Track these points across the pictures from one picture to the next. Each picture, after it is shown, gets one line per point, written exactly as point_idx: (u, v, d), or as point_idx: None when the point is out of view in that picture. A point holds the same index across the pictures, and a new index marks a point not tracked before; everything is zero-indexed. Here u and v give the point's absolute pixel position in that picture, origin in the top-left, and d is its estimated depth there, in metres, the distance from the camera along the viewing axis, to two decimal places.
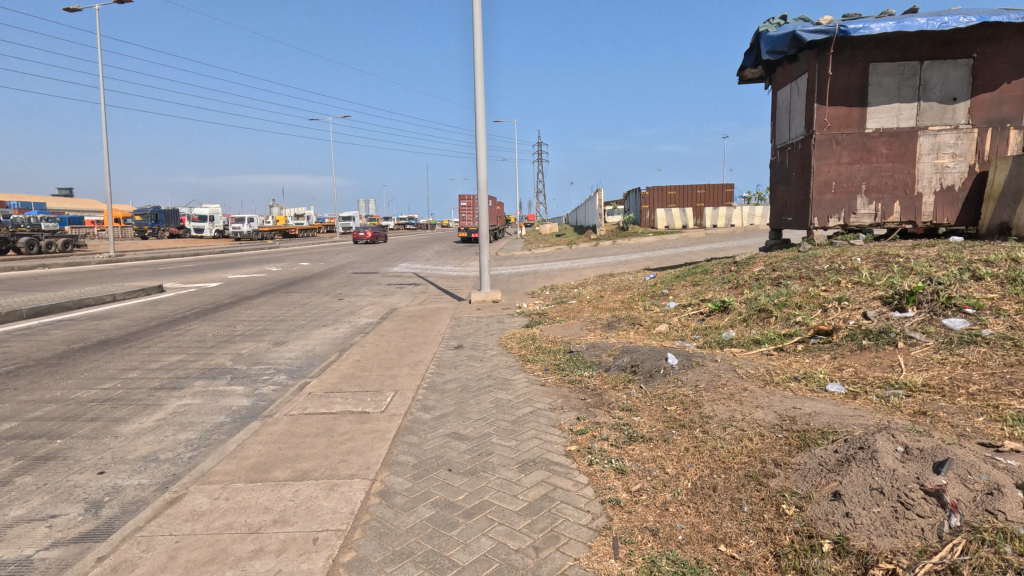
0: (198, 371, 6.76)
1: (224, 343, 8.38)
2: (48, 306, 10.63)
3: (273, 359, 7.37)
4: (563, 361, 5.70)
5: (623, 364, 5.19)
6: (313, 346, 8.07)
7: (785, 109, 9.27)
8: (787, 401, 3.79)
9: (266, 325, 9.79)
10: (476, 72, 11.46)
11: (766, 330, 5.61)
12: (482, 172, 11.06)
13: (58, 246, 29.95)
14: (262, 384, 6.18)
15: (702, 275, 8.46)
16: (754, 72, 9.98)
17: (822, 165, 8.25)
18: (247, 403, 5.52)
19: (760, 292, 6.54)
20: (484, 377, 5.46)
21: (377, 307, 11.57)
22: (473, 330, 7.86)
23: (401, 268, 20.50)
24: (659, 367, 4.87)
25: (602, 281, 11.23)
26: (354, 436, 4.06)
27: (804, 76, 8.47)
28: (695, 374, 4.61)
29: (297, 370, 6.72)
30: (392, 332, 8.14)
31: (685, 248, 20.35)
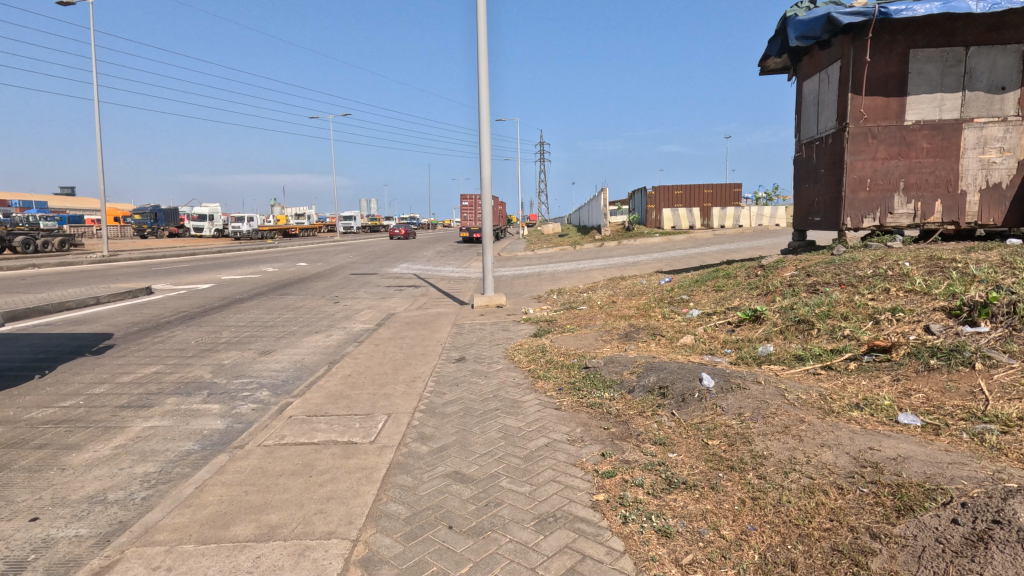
0: (172, 386, 6.11)
1: (206, 352, 7.74)
2: (24, 311, 10.01)
3: (257, 371, 6.73)
4: (579, 380, 5.04)
5: (649, 385, 4.53)
6: (302, 356, 7.43)
7: (813, 101, 8.61)
8: (858, 439, 3.14)
9: (254, 331, 9.14)
10: (481, 63, 10.82)
11: (808, 345, 4.95)
12: (485, 169, 10.42)
13: (53, 245, 29.42)
14: (241, 403, 5.52)
15: (726, 280, 7.77)
16: (778, 61, 9.33)
17: (856, 160, 7.58)
18: (220, 427, 4.87)
19: (797, 300, 5.86)
20: (490, 398, 4.79)
21: (374, 312, 10.92)
22: (477, 339, 7.19)
23: (400, 269, 19.83)
24: (692, 390, 4.21)
25: (612, 284, 10.57)
26: (335, 476, 3.41)
27: (836, 64, 7.82)
28: (736, 399, 3.95)
29: (282, 385, 6.07)
30: (389, 340, 7.48)
31: (695, 249, 19.68)
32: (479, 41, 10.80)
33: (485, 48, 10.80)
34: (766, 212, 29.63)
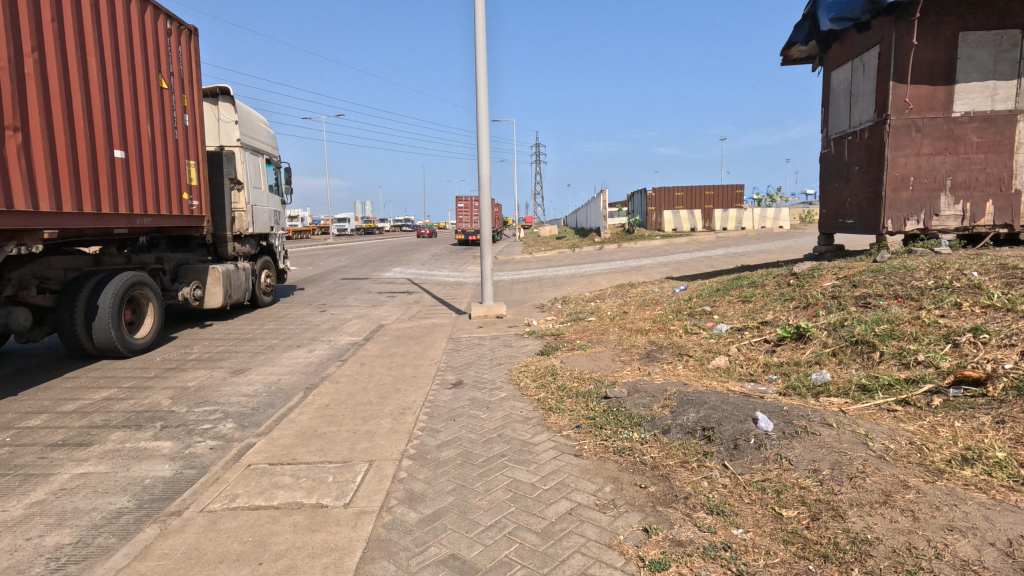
0: (123, 416, 5.25)
1: (171, 372, 6.87)
2: None
3: (224, 397, 5.87)
4: (600, 415, 4.22)
5: (689, 425, 3.71)
6: (279, 376, 6.59)
7: (844, 92, 7.84)
8: (996, 519, 2.35)
9: (229, 346, 8.29)
10: (479, 52, 10.03)
11: (875, 373, 4.14)
12: (483, 169, 9.61)
13: None
14: (197, 441, 4.67)
15: (753, 290, 6.99)
16: (802, 50, 8.67)
17: (898, 156, 6.78)
18: (166, 475, 4.01)
19: (846, 316, 5.09)
20: (494, 439, 3.97)
21: (363, 322, 10.06)
22: (477, 357, 6.37)
23: (394, 273, 18.97)
24: (746, 435, 3.39)
25: (622, 292, 9.77)
26: (294, 564, 2.56)
27: (874, 50, 7.06)
28: (805, 450, 3.14)
29: (251, 416, 5.23)
30: (377, 358, 6.65)
31: (700, 253, 18.92)
32: (477, 27, 9.98)
33: (482, 35, 10.00)
34: (769, 215, 28.92)
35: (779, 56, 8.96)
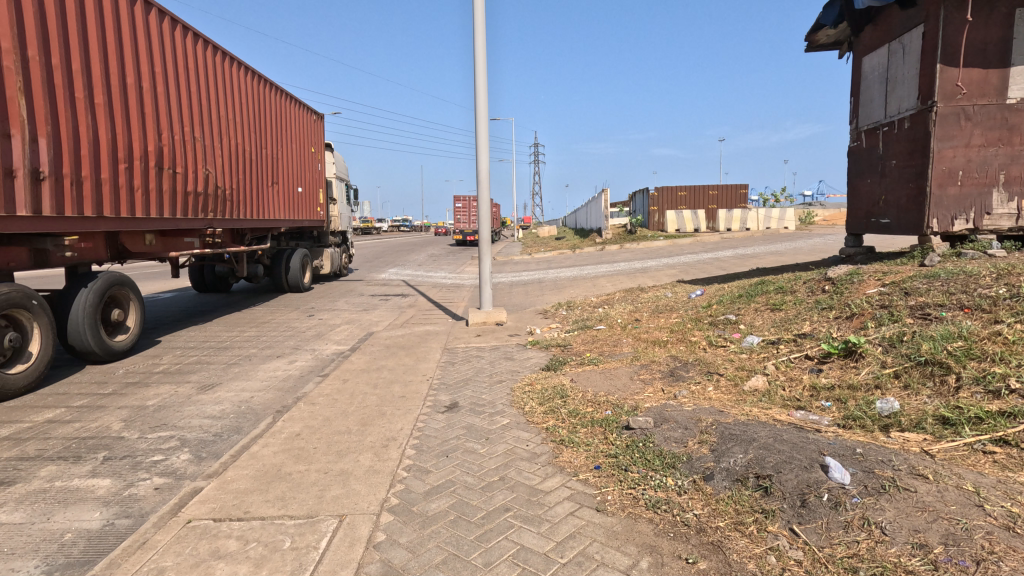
0: (62, 445, 4.51)
1: (132, 387, 6.12)
2: None
3: (185, 419, 5.12)
4: (624, 453, 3.49)
5: (737, 471, 3.00)
6: (252, 393, 5.85)
7: (879, 78, 7.13)
8: None
9: (203, 356, 7.55)
10: (477, 37, 9.29)
11: (958, 402, 3.41)
12: (483, 163, 8.90)
13: None
14: (142, 479, 3.92)
15: (782, 296, 6.30)
16: (829, 34, 8.03)
17: (945, 148, 6.07)
18: (92, 529, 3.25)
19: (904, 329, 4.39)
20: (496, 484, 3.24)
21: (351, 329, 9.32)
22: (473, 373, 5.65)
23: (390, 274, 18.32)
24: (817, 489, 2.66)
25: (631, 297, 9.08)
26: None
27: (916, 31, 6.37)
28: (900, 515, 2.41)
29: (210, 445, 4.48)
30: (363, 373, 5.92)
31: (708, 254, 18.19)
32: (475, 10, 9.21)
33: (481, 19, 9.25)
34: (774, 216, 28.15)
35: (803, 41, 8.33)
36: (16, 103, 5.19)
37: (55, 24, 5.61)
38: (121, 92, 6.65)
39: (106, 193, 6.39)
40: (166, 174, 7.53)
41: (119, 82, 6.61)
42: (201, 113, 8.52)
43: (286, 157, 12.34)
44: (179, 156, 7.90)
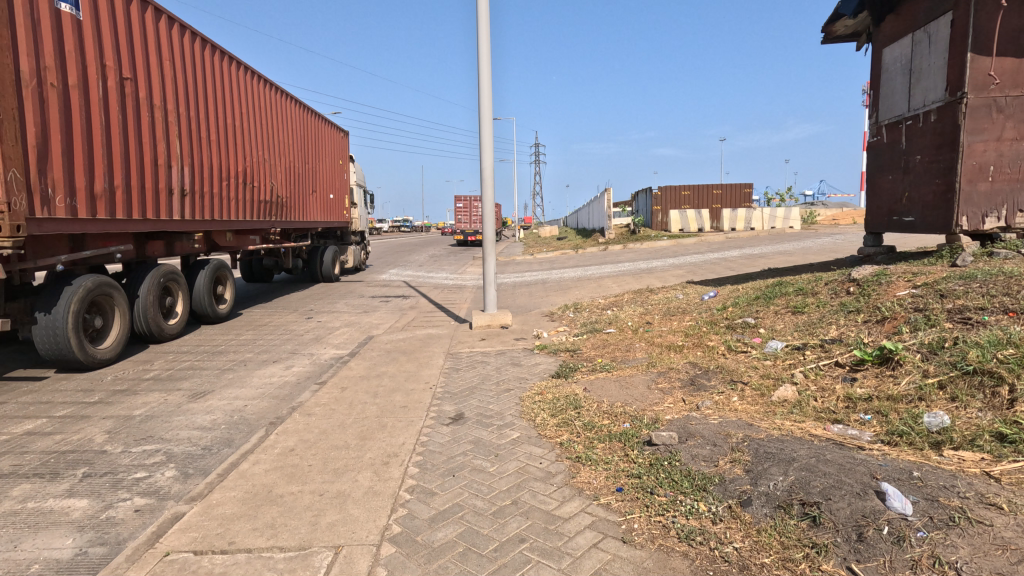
0: (39, 460, 4.20)
1: (119, 396, 5.80)
2: None
3: (173, 431, 4.82)
4: (648, 472, 3.18)
5: (778, 496, 2.69)
6: (245, 402, 5.55)
7: (902, 70, 6.83)
8: None
9: (195, 361, 7.24)
10: (480, 31, 8.97)
11: (1019, 416, 3.09)
12: (487, 161, 8.61)
13: None
14: (122, 499, 3.61)
15: (803, 298, 6.00)
16: (847, 25, 7.74)
17: (975, 142, 5.76)
18: (61, 559, 2.94)
19: (945, 335, 4.08)
20: (510, 509, 2.93)
21: (351, 332, 9.01)
22: (479, 380, 5.34)
23: (391, 275, 18.03)
24: (876, 520, 2.35)
25: (640, 299, 8.77)
26: None
27: (943, 20, 6.07)
28: (977, 554, 2.11)
29: (199, 461, 4.17)
30: (362, 380, 5.61)
31: (714, 254, 17.85)
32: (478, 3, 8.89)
33: (484, 11, 8.94)
34: (779, 215, 27.71)
35: (820, 33, 8.03)
36: (170, 144, 7.74)
37: (186, 88, 8.20)
38: (219, 128, 9.18)
39: (214, 203, 9.01)
40: (246, 188, 10.17)
41: (220, 122, 9.21)
42: (266, 139, 11.11)
43: (325, 167, 14.88)
44: (255, 174, 10.59)
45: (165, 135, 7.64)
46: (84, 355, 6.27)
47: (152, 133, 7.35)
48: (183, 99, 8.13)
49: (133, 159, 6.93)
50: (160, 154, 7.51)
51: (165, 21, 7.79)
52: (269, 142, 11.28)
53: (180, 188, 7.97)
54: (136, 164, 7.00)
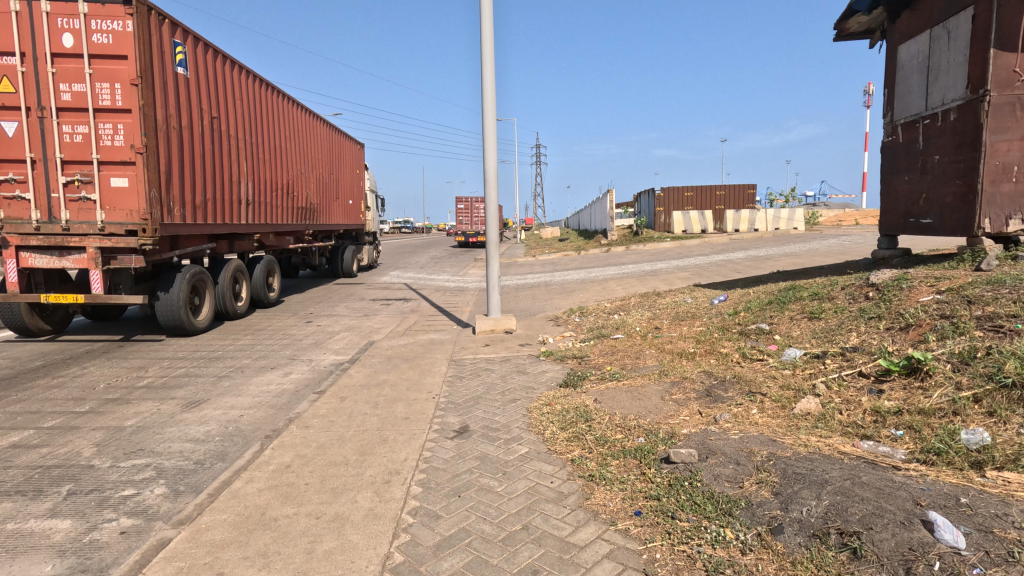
0: (22, 476, 3.99)
1: (111, 405, 5.60)
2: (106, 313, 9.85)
3: (165, 444, 4.61)
4: (668, 494, 2.97)
5: (811, 523, 2.47)
6: (241, 412, 5.34)
7: (919, 68, 6.62)
8: None
9: (191, 368, 7.04)
10: (484, 29, 8.77)
11: None
12: (491, 162, 8.41)
13: None
14: (107, 520, 3.40)
15: (819, 303, 5.79)
16: (860, 22, 7.54)
17: (998, 141, 5.55)
18: None
19: (978, 344, 3.86)
20: (521, 537, 2.71)
21: (351, 337, 8.79)
22: (484, 390, 5.12)
23: (392, 277, 17.83)
24: (926, 555, 2.14)
25: (648, 303, 8.55)
26: None
27: (965, 14, 5.85)
28: None
29: (190, 477, 3.96)
30: (362, 390, 5.39)
31: (718, 256, 17.63)
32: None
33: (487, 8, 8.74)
34: (783, 216, 27.37)
35: (833, 30, 7.83)
36: (236, 164, 9.70)
37: (246, 119, 10.17)
38: (268, 148, 11.18)
39: (264, 209, 11.04)
40: (287, 198, 12.16)
41: (269, 144, 11.21)
42: (301, 155, 13.10)
43: (346, 177, 16.82)
44: (294, 185, 12.55)
45: (235, 158, 9.66)
46: (191, 324, 8.30)
47: (225, 156, 9.31)
48: (245, 128, 10.19)
49: (218, 178, 9.05)
50: (233, 173, 9.61)
51: (235, 69, 9.89)
52: (303, 158, 13.25)
53: (245, 199, 10.10)
54: (217, 181, 9.01)
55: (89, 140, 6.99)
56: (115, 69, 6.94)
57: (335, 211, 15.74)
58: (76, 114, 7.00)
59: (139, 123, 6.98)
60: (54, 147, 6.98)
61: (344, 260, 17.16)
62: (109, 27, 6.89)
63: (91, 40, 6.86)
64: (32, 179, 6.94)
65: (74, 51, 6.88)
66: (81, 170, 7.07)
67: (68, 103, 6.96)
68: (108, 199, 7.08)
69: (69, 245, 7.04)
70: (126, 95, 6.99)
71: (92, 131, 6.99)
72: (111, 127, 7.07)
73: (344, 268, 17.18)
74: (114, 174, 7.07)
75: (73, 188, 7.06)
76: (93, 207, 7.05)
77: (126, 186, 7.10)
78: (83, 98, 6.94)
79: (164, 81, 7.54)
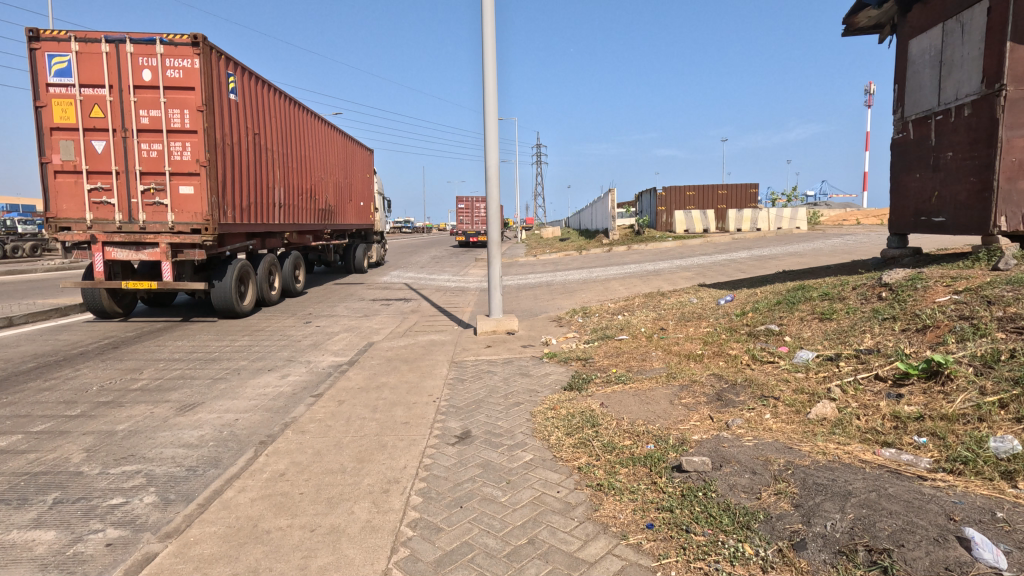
0: (6, 484, 3.84)
1: (103, 408, 5.45)
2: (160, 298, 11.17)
3: (157, 449, 4.46)
4: (680, 505, 2.82)
5: (836, 538, 2.32)
6: (236, 416, 5.19)
7: (931, 62, 6.47)
8: None
9: (186, 370, 6.89)
10: (485, 24, 8.61)
11: None
12: (492, 160, 8.26)
13: (25, 251, 28.85)
14: (93, 531, 3.24)
15: (830, 304, 5.64)
16: (870, 16, 7.38)
17: (1014, 137, 5.40)
18: None
19: (1002, 347, 3.71)
20: (526, 552, 2.56)
21: (351, 338, 8.65)
22: (486, 393, 4.96)
23: (392, 277, 17.67)
24: None
25: (652, 303, 8.39)
26: None
27: (979, 7, 5.70)
28: None
29: (181, 485, 3.81)
30: (361, 393, 5.23)
31: (721, 256, 17.44)
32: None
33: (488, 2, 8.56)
34: (786, 215, 27.06)
35: (841, 25, 7.68)
36: (271, 171, 11.17)
37: (277, 132, 11.64)
38: (294, 157, 12.64)
39: (290, 211, 12.47)
40: (309, 200, 13.63)
41: (295, 153, 12.68)
42: (321, 162, 14.59)
43: (357, 180, 18.19)
44: (315, 190, 14.05)
45: (269, 167, 11.14)
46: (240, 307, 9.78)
47: (262, 166, 10.82)
48: (276, 140, 11.66)
49: (257, 185, 10.55)
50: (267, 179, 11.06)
51: (270, 89, 11.41)
52: (320, 163, 14.55)
53: (276, 202, 11.55)
54: (256, 187, 10.50)
55: (163, 156, 8.60)
56: (184, 98, 8.52)
57: (347, 211, 17.01)
58: (152, 134, 8.60)
59: (203, 142, 8.57)
60: (135, 161, 8.59)
61: (356, 258, 18.25)
62: (180, 65, 8.51)
63: (166, 75, 8.47)
64: (116, 187, 8.56)
65: (151, 83, 8.47)
66: (156, 180, 8.68)
67: (145, 125, 8.54)
68: (178, 204, 8.70)
69: (145, 240, 8.68)
70: (193, 119, 8.57)
71: (166, 148, 8.59)
72: (180, 145, 8.68)
73: (356, 265, 18.27)
74: (183, 184, 8.69)
75: (149, 195, 8.67)
76: (166, 210, 8.67)
77: (192, 193, 8.68)
78: (158, 122, 8.54)
79: (220, 106, 9.11)
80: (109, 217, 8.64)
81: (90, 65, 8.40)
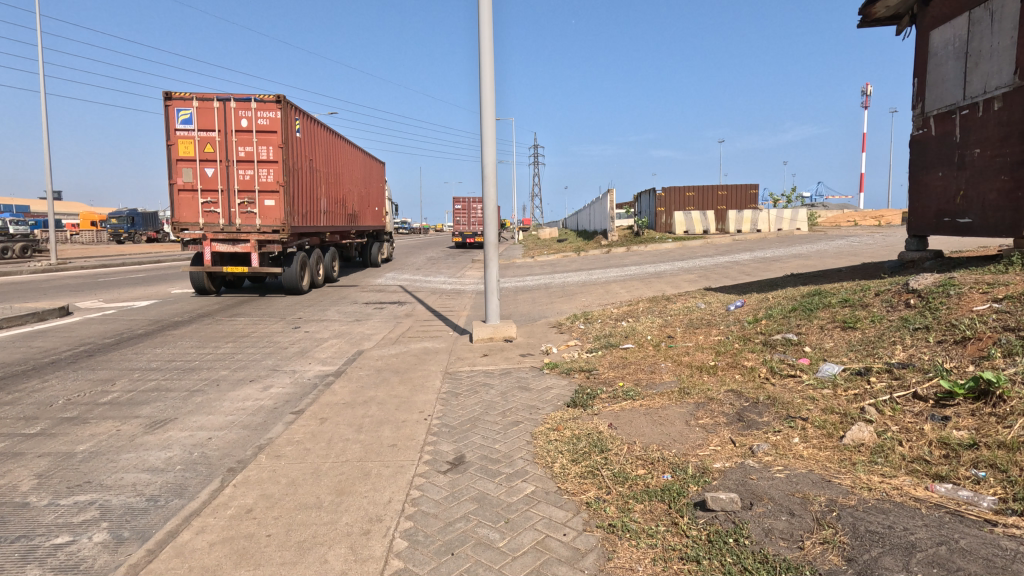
0: None
1: (65, 426, 5.00)
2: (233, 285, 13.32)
3: (117, 475, 4.01)
4: (709, 553, 2.41)
5: None
6: (210, 433, 4.75)
7: (955, 54, 6.09)
8: None
9: (163, 381, 6.44)
10: (482, 16, 8.18)
11: None
12: (490, 159, 7.86)
13: (15, 252, 28.46)
14: None
15: (852, 311, 5.24)
16: (888, 7, 6.98)
17: None
18: None
19: None
20: None
21: (340, 345, 8.22)
22: (482, 410, 4.54)
23: (386, 279, 17.20)
24: None
25: (657, 309, 7.97)
26: None
27: None
28: None
29: (137, 520, 3.36)
30: (346, 409, 4.80)
31: (723, 257, 17.00)
32: None
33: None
34: (786, 215, 26.70)
35: (857, 16, 7.28)
36: (321, 187, 13.52)
37: (325, 153, 13.94)
38: (337, 171, 14.81)
39: (333, 219, 14.60)
40: (348, 208, 15.85)
41: (337, 169, 14.89)
42: (356, 175, 16.71)
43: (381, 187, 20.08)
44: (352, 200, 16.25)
45: (320, 183, 13.50)
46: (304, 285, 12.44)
47: (316, 183, 13.20)
48: (324, 161, 13.91)
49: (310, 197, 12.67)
50: (322, 195, 13.56)
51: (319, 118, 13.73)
52: (355, 176, 16.56)
53: (326, 211, 13.92)
54: (312, 200, 12.94)
55: (254, 179, 11.28)
56: (270, 138, 11.23)
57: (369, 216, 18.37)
58: (246, 164, 11.29)
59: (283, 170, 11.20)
60: (234, 182, 11.28)
61: (372, 255, 19.39)
62: (268, 115, 11.20)
63: (258, 122, 11.17)
64: (220, 202, 11.29)
65: (246, 128, 11.16)
66: (248, 196, 11.37)
67: (242, 158, 11.24)
68: (264, 213, 11.39)
69: (238, 237, 11.36)
70: (275, 153, 11.25)
71: (256, 173, 11.28)
72: (267, 172, 11.35)
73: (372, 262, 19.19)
74: (267, 199, 11.36)
75: (243, 207, 11.37)
76: (255, 217, 11.36)
77: (274, 206, 11.37)
78: (251, 155, 11.25)
79: (292, 142, 11.69)
80: (215, 222, 11.34)
81: (200, 113, 11.12)
